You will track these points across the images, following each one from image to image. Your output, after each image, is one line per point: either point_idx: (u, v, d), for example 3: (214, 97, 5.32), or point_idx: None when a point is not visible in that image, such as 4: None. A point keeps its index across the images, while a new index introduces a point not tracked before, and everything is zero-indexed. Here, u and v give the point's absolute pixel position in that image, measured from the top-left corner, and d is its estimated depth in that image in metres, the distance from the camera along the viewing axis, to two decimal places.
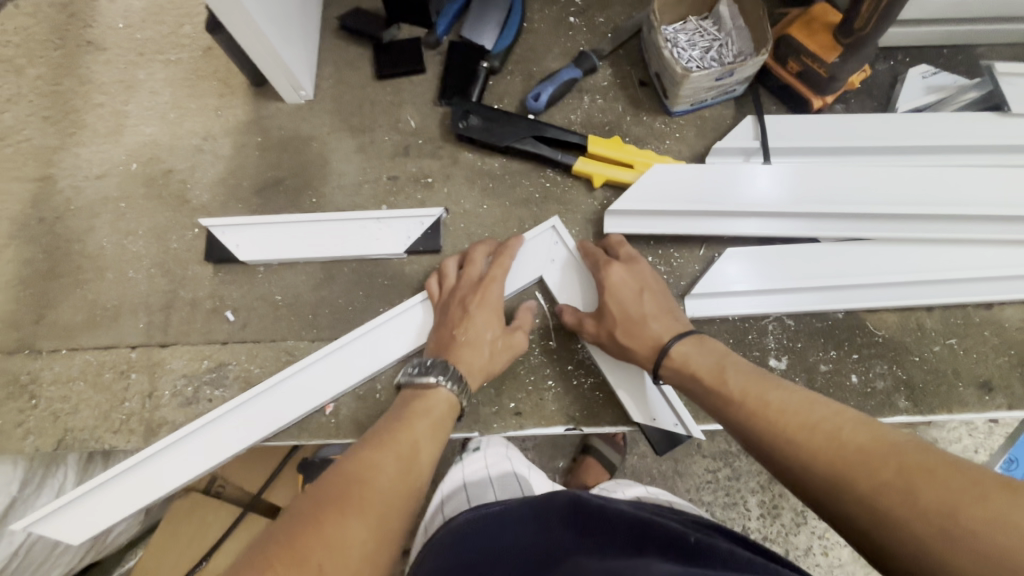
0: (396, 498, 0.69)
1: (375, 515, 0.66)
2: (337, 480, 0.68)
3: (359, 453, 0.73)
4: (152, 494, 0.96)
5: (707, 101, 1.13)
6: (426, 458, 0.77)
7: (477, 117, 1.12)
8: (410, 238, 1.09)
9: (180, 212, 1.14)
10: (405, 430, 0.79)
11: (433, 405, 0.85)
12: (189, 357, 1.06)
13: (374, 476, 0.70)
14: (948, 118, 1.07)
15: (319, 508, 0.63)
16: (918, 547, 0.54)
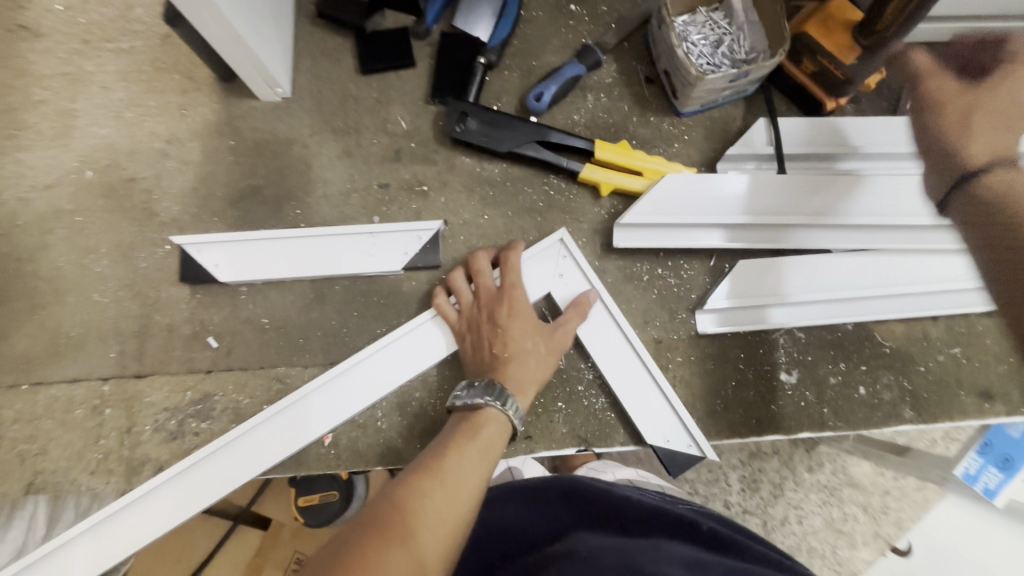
0: (444, 534, 0.63)
1: (422, 544, 0.60)
2: (383, 508, 0.62)
3: (406, 481, 0.68)
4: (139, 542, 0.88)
5: (718, 101, 1.07)
6: (473, 491, 0.71)
7: (476, 120, 1.03)
8: (406, 254, 1.02)
9: (148, 227, 1.03)
10: (451, 458, 0.73)
11: (483, 430, 0.79)
12: (169, 388, 0.98)
13: (421, 503, 0.64)
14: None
15: (366, 534, 0.57)
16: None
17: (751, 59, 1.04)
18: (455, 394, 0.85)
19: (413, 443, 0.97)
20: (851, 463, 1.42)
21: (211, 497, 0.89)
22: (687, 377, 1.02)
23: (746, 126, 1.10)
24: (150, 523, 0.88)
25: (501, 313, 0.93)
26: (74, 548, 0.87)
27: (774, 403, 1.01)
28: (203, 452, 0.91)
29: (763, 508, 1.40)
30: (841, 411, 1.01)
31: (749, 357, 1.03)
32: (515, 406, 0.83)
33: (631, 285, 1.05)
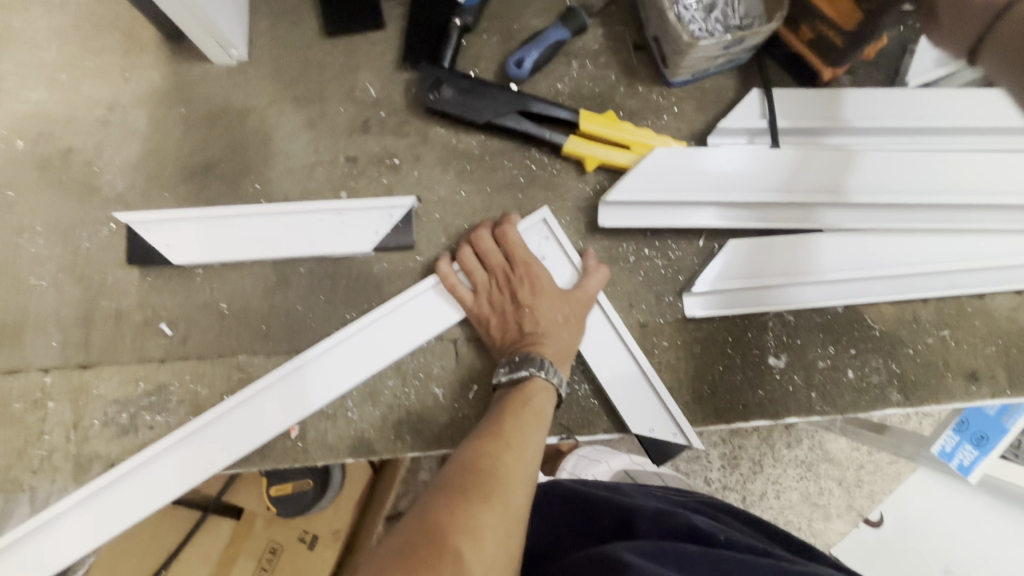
0: (519, 490, 0.69)
1: (497, 506, 0.65)
2: (457, 472, 0.69)
3: (473, 447, 0.74)
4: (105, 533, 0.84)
5: (710, 71, 1.00)
6: (538, 449, 0.77)
7: (451, 87, 0.95)
8: (377, 233, 0.94)
9: (90, 203, 0.94)
10: (512, 420, 0.79)
11: (534, 397, 0.83)
12: (119, 379, 0.90)
13: (495, 466, 0.71)
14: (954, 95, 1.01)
15: (451, 497, 0.65)
16: None
17: (746, 25, 0.97)
18: (500, 373, 0.87)
19: (387, 434, 0.92)
20: (828, 439, 1.40)
21: (212, 470, 0.85)
22: (673, 362, 0.98)
23: (739, 98, 1.04)
24: (138, 504, 0.84)
25: (525, 290, 0.90)
26: (55, 532, 0.83)
27: (761, 388, 0.98)
28: (191, 427, 0.86)
29: (743, 484, 1.39)
30: (829, 395, 0.99)
31: (737, 341, 0.99)
32: (557, 373, 0.85)
33: (617, 266, 0.99)
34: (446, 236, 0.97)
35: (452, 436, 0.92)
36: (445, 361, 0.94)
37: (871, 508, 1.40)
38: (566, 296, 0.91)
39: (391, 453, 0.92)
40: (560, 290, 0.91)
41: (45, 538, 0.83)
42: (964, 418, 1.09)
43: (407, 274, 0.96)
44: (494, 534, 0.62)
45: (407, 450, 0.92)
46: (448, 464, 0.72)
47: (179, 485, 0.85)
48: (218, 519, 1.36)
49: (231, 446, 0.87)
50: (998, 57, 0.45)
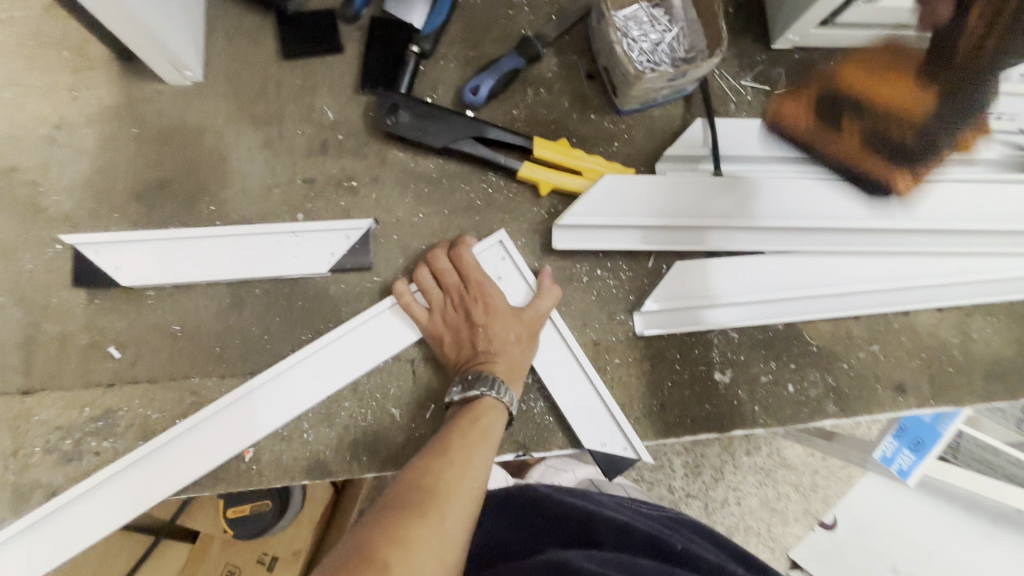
0: (459, 505, 0.71)
1: (435, 523, 0.67)
2: (399, 491, 0.71)
3: (417, 466, 0.76)
4: (45, 564, 0.81)
5: (658, 100, 1.06)
6: (486, 464, 0.79)
7: (408, 112, 0.97)
8: (333, 255, 0.95)
9: (34, 224, 0.92)
10: (458, 437, 0.80)
11: (482, 415, 0.84)
12: (63, 404, 0.88)
13: (438, 483, 0.72)
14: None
15: (388, 517, 0.66)
16: None
17: (690, 58, 1.03)
18: (453, 393, 0.88)
19: (343, 455, 0.92)
20: (786, 446, 1.47)
21: (158, 496, 0.84)
22: (625, 378, 1.02)
23: (685, 126, 1.10)
24: (79, 534, 0.82)
25: (478, 310, 0.92)
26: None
27: (708, 402, 1.03)
28: (134, 454, 0.84)
29: (704, 492, 1.45)
30: (770, 408, 1.04)
31: (684, 358, 1.04)
32: (508, 391, 0.87)
33: (570, 286, 1.03)
34: (404, 257, 0.99)
35: (408, 454, 0.94)
36: (402, 381, 0.96)
37: (823, 511, 1.47)
38: (519, 316, 0.93)
39: (347, 473, 0.92)
40: (513, 309, 0.94)
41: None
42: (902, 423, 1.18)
43: (364, 295, 0.97)
44: (428, 550, 0.63)
45: (363, 470, 0.92)
46: (393, 484, 0.74)
47: (123, 513, 0.83)
48: (171, 544, 1.32)
49: (179, 470, 0.86)
50: None
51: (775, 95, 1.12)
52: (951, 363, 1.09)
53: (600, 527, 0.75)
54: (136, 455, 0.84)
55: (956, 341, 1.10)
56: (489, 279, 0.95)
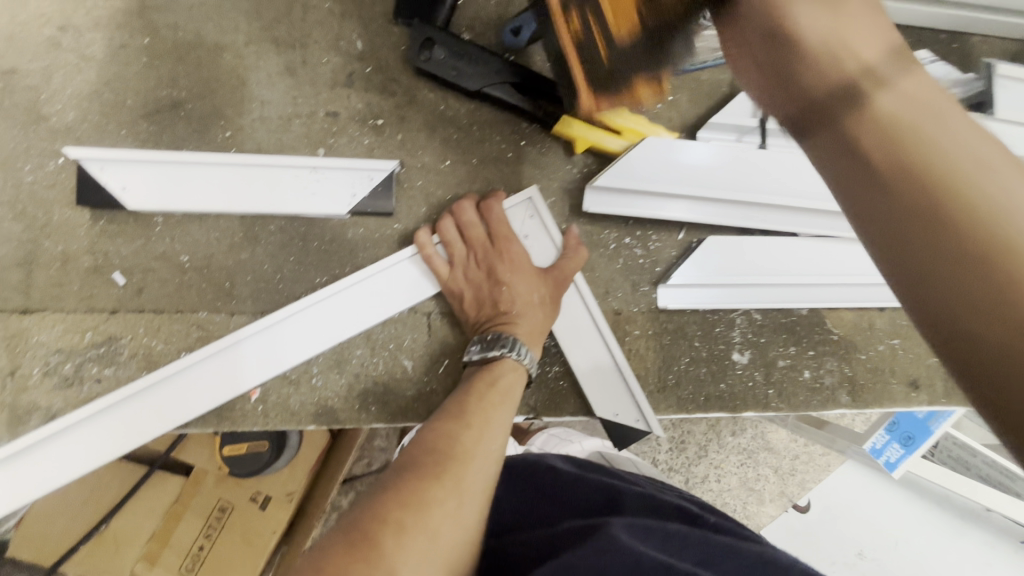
0: (477, 468, 0.69)
1: (452, 484, 0.65)
2: (416, 453, 0.70)
3: (433, 429, 0.74)
4: (40, 489, 0.79)
5: (708, 63, 0.99)
6: (504, 427, 0.77)
7: (444, 49, 0.90)
8: (354, 196, 0.90)
9: (35, 133, 0.85)
10: (476, 400, 0.78)
11: (499, 377, 0.82)
12: (64, 327, 0.84)
13: (454, 445, 0.71)
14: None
15: (404, 479, 0.65)
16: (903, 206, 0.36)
17: None
18: (471, 352, 0.85)
19: (351, 403, 0.90)
20: (772, 430, 1.47)
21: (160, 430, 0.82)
22: (643, 351, 0.99)
23: (732, 94, 1.04)
24: (77, 461, 0.80)
25: (502, 268, 0.88)
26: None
27: (723, 382, 1.01)
28: (136, 386, 0.82)
29: (687, 467, 1.45)
30: (784, 393, 1.03)
31: (705, 335, 1.01)
32: (527, 353, 0.84)
33: (597, 252, 0.99)
34: (427, 206, 0.94)
35: (418, 408, 0.92)
36: (417, 334, 0.93)
37: (799, 494, 1.48)
38: (543, 277, 0.90)
39: (354, 422, 0.90)
40: (537, 270, 0.90)
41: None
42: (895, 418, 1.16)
43: (383, 242, 0.92)
44: (447, 511, 0.62)
45: (370, 420, 0.90)
46: (409, 446, 0.72)
47: (125, 443, 0.81)
48: (164, 475, 1.31)
49: (183, 407, 0.83)
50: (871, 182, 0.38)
51: None
52: None
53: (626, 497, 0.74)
54: (137, 388, 0.81)
55: None
56: (514, 236, 0.91)
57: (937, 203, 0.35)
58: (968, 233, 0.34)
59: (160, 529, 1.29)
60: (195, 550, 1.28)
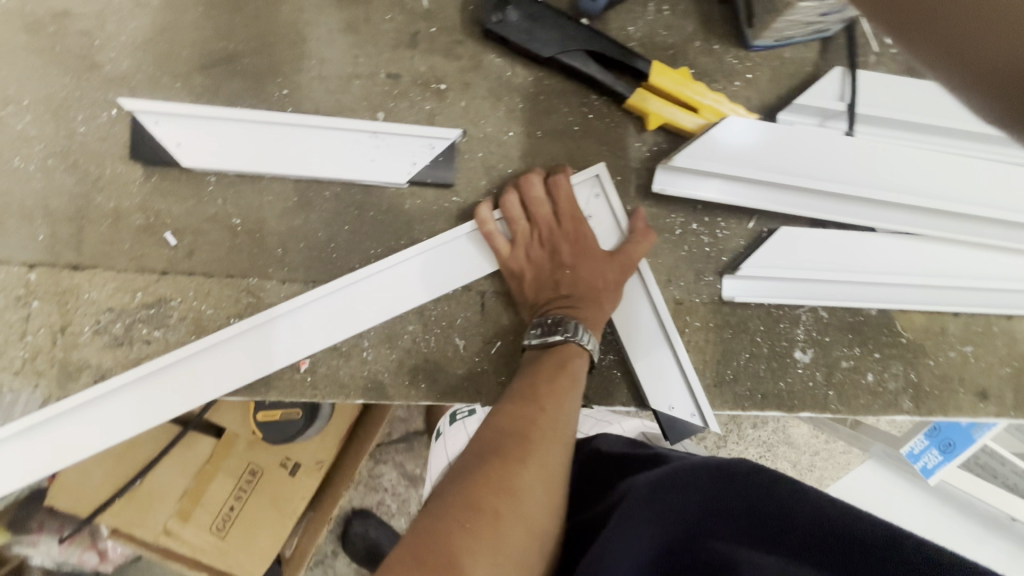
0: (557, 453, 0.67)
1: (535, 467, 0.63)
2: (493, 435, 0.67)
3: (507, 411, 0.70)
4: (93, 446, 0.78)
5: (794, 39, 0.92)
6: (576, 408, 0.74)
7: (517, 11, 0.84)
8: (414, 165, 0.86)
9: (87, 81, 0.82)
10: (548, 382, 0.75)
11: (566, 362, 0.78)
12: (114, 285, 0.82)
13: (531, 428, 0.68)
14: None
15: (486, 462, 0.62)
16: None
17: None
18: (531, 334, 0.82)
19: (401, 379, 0.88)
20: (792, 425, 1.45)
21: (214, 394, 0.80)
22: (702, 343, 0.95)
23: (817, 74, 0.96)
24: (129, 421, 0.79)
25: (567, 250, 0.85)
26: (46, 438, 0.77)
27: (782, 380, 0.97)
28: (193, 348, 0.80)
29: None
30: (845, 395, 0.98)
31: (767, 331, 0.97)
32: (591, 339, 0.80)
33: (661, 237, 0.94)
34: (488, 179, 0.90)
35: (468, 388, 0.89)
36: (471, 313, 0.89)
37: None
38: (609, 259, 0.85)
39: (403, 399, 0.88)
40: (603, 253, 0.85)
41: (35, 444, 0.77)
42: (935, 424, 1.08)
43: (440, 215, 0.88)
44: (535, 498, 0.60)
45: (420, 398, 0.88)
46: (482, 428, 0.69)
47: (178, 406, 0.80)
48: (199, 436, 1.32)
49: (240, 372, 0.81)
50: None
51: None
52: None
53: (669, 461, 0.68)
54: (192, 350, 0.80)
55: None
56: (581, 215, 0.86)
57: None
58: None
59: (192, 487, 1.28)
60: (226, 510, 1.29)
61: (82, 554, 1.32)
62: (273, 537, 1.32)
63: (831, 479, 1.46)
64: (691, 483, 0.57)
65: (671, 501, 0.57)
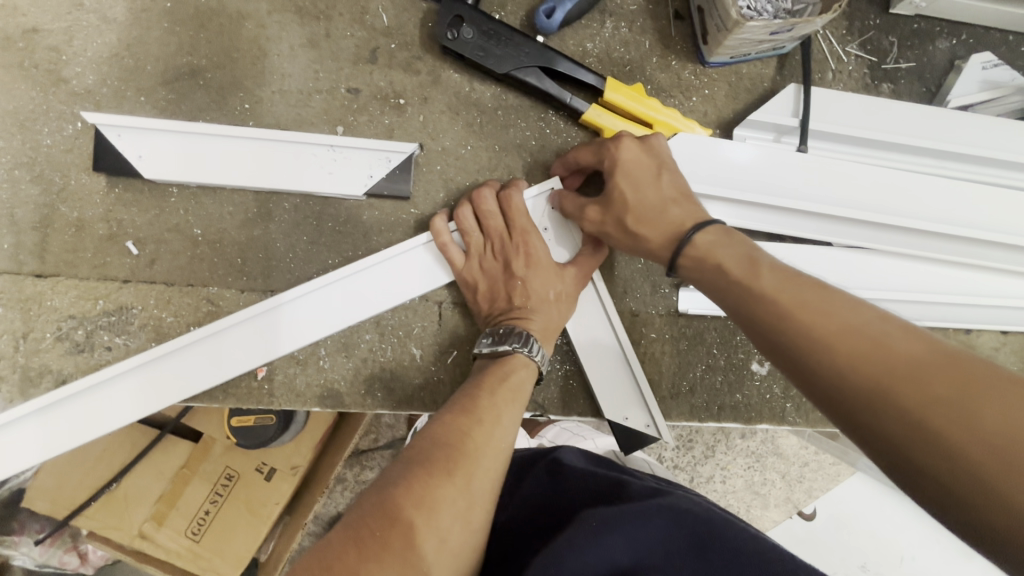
0: (487, 471, 0.67)
1: (462, 484, 0.64)
2: (424, 446, 0.67)
3: (444, 422, 0.70)
4: (63, 445, 0.79)
5: (750, 55, 0.93)
6: (514, 424, 0.74)
7: (473, 28, 0.86)
8: (371, 178, 0.88)
9: (54, 95, 0.84)
10: (487, 396, 0.75)
11: (511, 373, 0.79)
12: (77, 293, 0.84)
13: (463, 442, 0.68)
14: (995, 124, 0.96)
15: (413, 473, 0.63)
16: (895, 411, 0.47)
17: (797, 11, 0.90)
18: (481, 343, 0.83)
19: (357, 387, 0.89)
20: (780, 435, 1.44)
21: (180, 395, 0.82)
22: (658, 355, 0.96)
23: (774, 90, 0.98)
24: (98, 421, 0.80)
25: (517, 262, 0.85)
26: (15, 432, 0.79)
27: (739, 392, 0.98)
28: (154, 354, 0.81)
29: (692, 466, 1.43)
30: (802, 408, 0.99)
31: (723, 343, 0.98)
32: (539, 350, 0.82)
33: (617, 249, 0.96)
34: (445, 192, 0.91)
35: (423, 396, 0.90)
36: (427, 322, 0.91)
37: (806, 501, 1.46)
38: (562, 273, 0.87)
39: (359, 407, 0.89)
40: (556, 265, 0.87)
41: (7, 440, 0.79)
42: None
43: (397, 227, 0.90)
44: (454, 516, 0.61)
45: (376, 407, 0.89)
46: (416, 436, 0.69)
47: (145, 406, 0.81)
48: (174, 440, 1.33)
49: (201, 375, 0.83)
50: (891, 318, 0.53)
51: (880, 69, 1.01)
52: None
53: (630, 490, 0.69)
54: (159, 352, 0.81)
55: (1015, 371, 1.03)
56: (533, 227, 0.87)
57: (911, 430, 0.46)
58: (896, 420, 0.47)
59: (168, 491, 1.28)
60: (201, 514, 1.29)
61: (63, 556, 1.32)
62: (251, 541, 1.31)
63: (821, 489, 1.45)
64: (639, 536, 0.60)
65: (618, 544, 0.58)
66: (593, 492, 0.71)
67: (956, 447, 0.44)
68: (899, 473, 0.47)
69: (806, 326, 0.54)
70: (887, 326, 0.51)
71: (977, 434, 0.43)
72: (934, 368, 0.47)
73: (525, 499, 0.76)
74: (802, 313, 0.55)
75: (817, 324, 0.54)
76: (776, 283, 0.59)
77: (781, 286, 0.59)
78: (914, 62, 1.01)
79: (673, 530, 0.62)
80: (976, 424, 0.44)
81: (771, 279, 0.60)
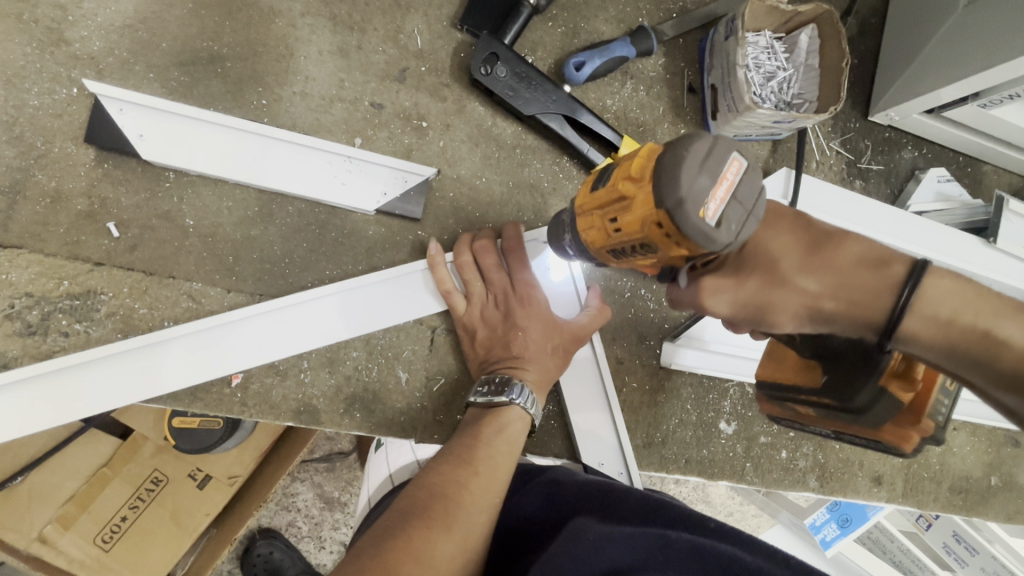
0: (479, 521, 0.67)
1: (456, 536, 0.64)
2: (421, 496, 0.67)
3: (439, 471, 0.71)
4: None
5: (750, 136, 1.01)
6: (506, 479, 0.75)
7: (507, 68, 0.88)
8: (384, 196, 0.87)
9: (52, 55, 0.78)
10: (483, 446, 0.75)
11: (507, 425, 0.79)
12: (40, 269, 0.77)
13: (460, 494, 0.68)
14: (971, 242, 1.09)
15: (407, 524, 0.63)
16: (772, 290, 0.63)
17: (795, 104, 0.99)
18: (476, 393, 0.82)
19: (336, 406, 0.86)
20: (711, 485, 1.54)
21: (145, 396, 0.75)
22: (636, 405, 0.99)
23: (766, 171, 1.07)
24: (47, 413, 0.72)
25: (520, 313, 0.85)
26: None
27: (705, 447, 1.02)
28: (123, 345, 0.75)
29: None
30: (760, 468, 1.05)
31: (697, 400, 1.03)
32: (534, 402, 0.82)
33: (611, 298, 0.99)
34: (454, 219, 0.92)
35: (403, 423, 0.88)
36: (418, 347, 0.89)
37: None
38: (560, 329, 0.87)
39: (335, 426, 0.85)
40: (558, 323, 0.87)
41: None
42: (835, 502, 1.32)
43: (401, 246, 0.89)
44: (450, 560, 0.62)
45: (352, 428, 0.86)
46: (412, 486, 0.70)
47: (100, 404, 0.74)
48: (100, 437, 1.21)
49: (170, 377, 0.77)
50: (844, 314, 0.61)
51: (856, 166, 1.12)
52: (927, 469, 1.14)
53: (625, 500, 0.69)
54: (133, 346, 0.75)
55: (937, 450, 1.14)
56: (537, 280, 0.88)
57: (765, 300, 0.63)
58: (769, 260, 0.63)
59: (82, 492, 1.13)
60: (116, 522, 1.15)
61: None
62: (169, 555, 1.18)
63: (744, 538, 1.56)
64: (634, 540, 0.58)
65: (616, 550, 0.57)
66: (589, 501, 0.71)
67: (774, 305, 0.63)
68: (760, 316, 0.64)
69: (776, 320, 0.64)
70: (799, 257, 0.63)
71: (801, 304, 0.62)
72: (780, 251, 0.63)
73: (517, 513, 0.76)
74: (859, 282, 0.60)
75: (784, 318, 0.64)
76: (833, 251, 0.62)
77: (766, 265, 0.63)
78: (883, 167, 1.14)
79: (670, 539, 0.58)
80: (783, 301, 0.63)
81: (861, 249, 0.61)
